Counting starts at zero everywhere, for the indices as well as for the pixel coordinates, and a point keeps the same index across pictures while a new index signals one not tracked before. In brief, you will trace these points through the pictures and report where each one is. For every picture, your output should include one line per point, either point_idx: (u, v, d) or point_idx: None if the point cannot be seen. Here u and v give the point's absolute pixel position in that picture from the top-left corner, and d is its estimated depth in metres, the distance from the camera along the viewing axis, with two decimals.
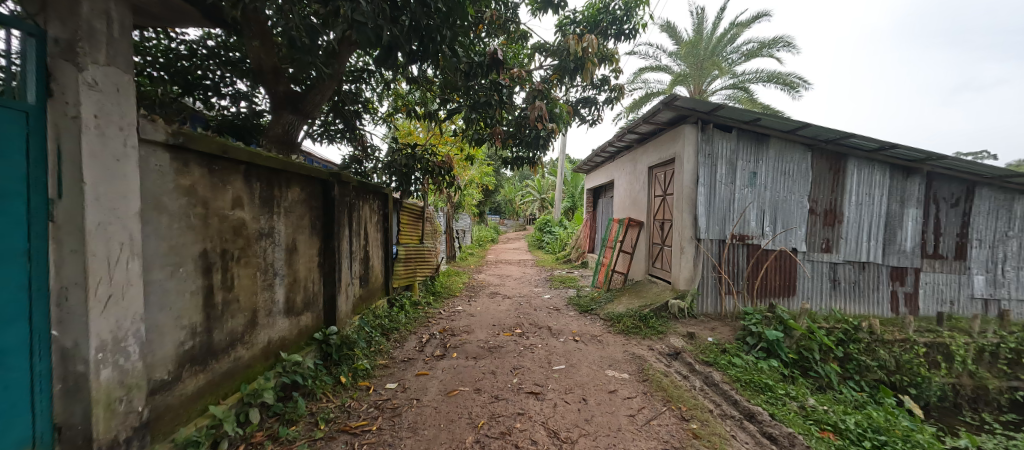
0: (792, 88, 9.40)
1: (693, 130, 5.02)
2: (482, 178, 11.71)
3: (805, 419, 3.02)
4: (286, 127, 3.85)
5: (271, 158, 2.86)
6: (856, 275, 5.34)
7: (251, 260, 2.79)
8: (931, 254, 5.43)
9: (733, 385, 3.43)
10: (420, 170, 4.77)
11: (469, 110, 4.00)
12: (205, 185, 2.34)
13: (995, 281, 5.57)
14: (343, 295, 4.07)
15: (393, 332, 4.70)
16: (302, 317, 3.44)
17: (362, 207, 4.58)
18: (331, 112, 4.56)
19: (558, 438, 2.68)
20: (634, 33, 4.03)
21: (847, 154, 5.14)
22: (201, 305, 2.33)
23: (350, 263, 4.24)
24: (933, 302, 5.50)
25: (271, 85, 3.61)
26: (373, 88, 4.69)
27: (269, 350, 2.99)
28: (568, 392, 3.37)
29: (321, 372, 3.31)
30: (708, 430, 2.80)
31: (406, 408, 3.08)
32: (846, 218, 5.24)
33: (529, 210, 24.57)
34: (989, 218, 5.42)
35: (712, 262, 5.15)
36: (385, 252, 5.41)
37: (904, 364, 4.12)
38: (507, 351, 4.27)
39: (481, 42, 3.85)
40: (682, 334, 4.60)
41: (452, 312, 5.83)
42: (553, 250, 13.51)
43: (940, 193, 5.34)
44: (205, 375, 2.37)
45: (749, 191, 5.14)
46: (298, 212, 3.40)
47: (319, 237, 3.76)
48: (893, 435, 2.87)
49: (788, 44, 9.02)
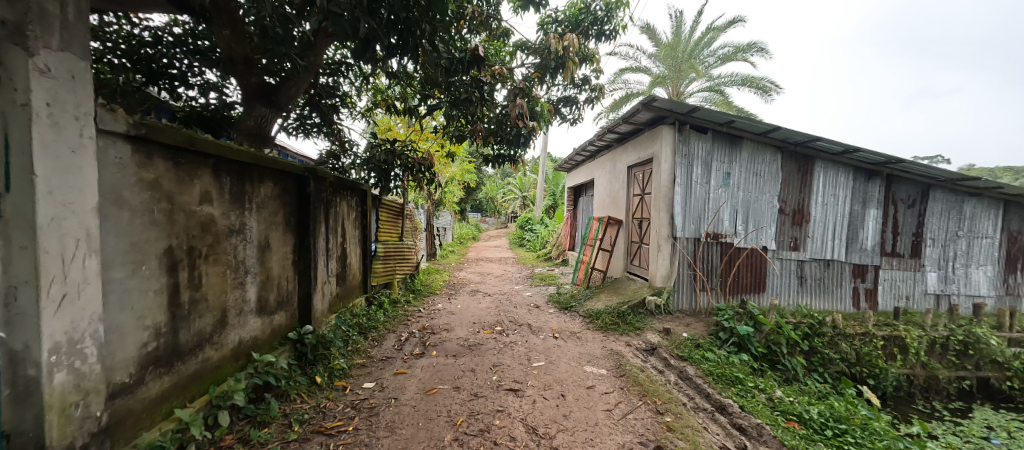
0: (765, 92, 9.74)
1: (670, 130, 5.15)
2: (463, 175, 11.59)
3: (773, 410, 3.16)
4: (259, 120, 3.74)
5: (243, 153, 2.77)
6: (822, 272, 5.59)
7: (221, 258, 2.69)
8: (890, 253, 5.73)
9: (706, 379, 3.56)
10: (400, 166, 4.70)
11: (450, 107, 3.94)
12: (170, 179, 2.24)
13: (947, 278, 5.92)
14: (319, 294, 3.98)
15: (371, 331, 4.61)
16: (275, 317, 3.35)
17: (339, 204, 4.46)
18: (308, 105, 4.45)
19: (537, 434, 2.70)
20: (614, 34, 4.05)
21: (814, 157, 5.36)
22: (165, 305, 2.23)
23: (326, 261, 4.14)
24: (891, 297, 5.82)
25: (243, 76, 3.47)
26: (352, 82, 4.55)
27: (240, 351, 2.90)
28: (548, 388, 3.40)
29: (295, 372, 3.22)
30: (681, 423, 2.88)
31: (384, 408, 3.04)
32: (813, 218, 5.46)
33: (512, 208, 24.61)
34: (942, 218, 5.76)
35: (687, 260, 5.29)
36: (364, 250, 5.31)
37: (864, 356, 4.31)
38: (488, 349, 4.26)
39: (462, 37, 3.81)
40: (658, 330, 4.72)
41: (432, 310, 5.79)
42: (534, 247, 13.52)
43: (898, 195, 5.65)
44: (170, 377, 2.28)
45: (723, 191, 5.29)
46: (271, 208, 3.29)
47: (294, 234, 3.65)
48: (853, 423, 3.03)
49: (761, 50, 9.33)
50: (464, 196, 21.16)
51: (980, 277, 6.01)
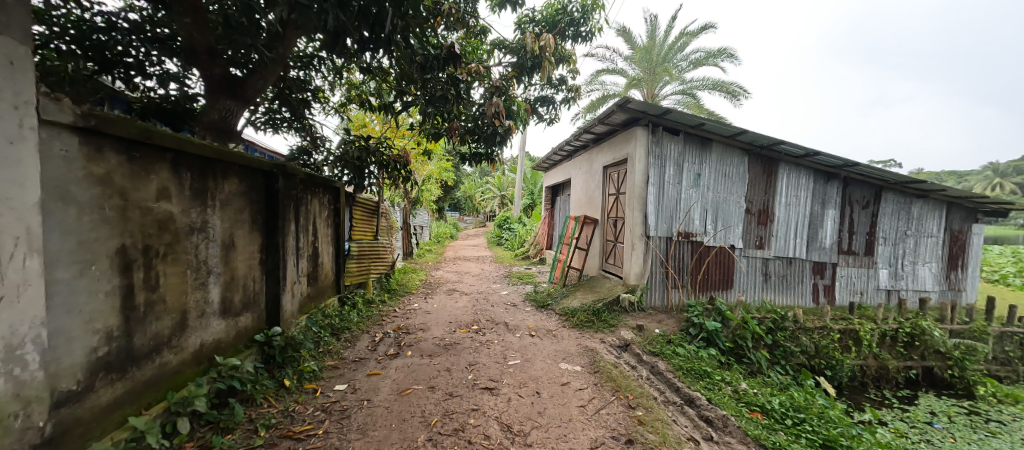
0: (734, 97, 10.12)
1: (644, 132, 5.26)
2: (441, 173, 11.48)
3: (738, 401, 3.29)
4: (223, 113, 3.60)
5: (205, 147, 2.64)
6: (785, 270, 5.86)
7: (181, 257, 2.56)
8: (846, 251, 6.07)
9: (676, 373, 3.67)
10: (375, 163, 4.58)
11: (426, 104, 3.89)
12: (124, 174, 2.12)
13: (897, 274, 6.32)
14: (289, 294, 3.85)
15: (344, 331, 4.51)
16: (241, 319, 3.21)
17: (310, 201, 4.33)
18: (277, 99, 4.28)
19: (511, 431, 2.72)
20: (591, 36, 4.10)
21: (778, 159, 5.60)
22: (119, 307, 2.10)
23: (296, 261, 4.02)
24: (847, 293, 6.16)
25: (205, 66, 3.30)
26: (324, 76, 4.42)
27: (201, 355, 2.76)
28: (523, 386, 3.42)
29: (262, 375, 3.10)
30: (652, 416, 2.95)
31: (356, 410, 2.97)
32: (777, 217, 5.71)
33: (490, 206, 24.57)
34: (893, 218, 6.14)
35: (660, 258, 5.43)
36: (337, 249, 5.17)
37: (822, 349, 4.55)
38: (464, 348, 4.24)
39: (438, 34, 3.76)
40: (631, 327, 4.83)
41: (407, 309, 5.71)
42: (512, 246, 13.55)
43: (854, 196, 5.99)
44: (124, 383, 2.15)
45: (694, 191, 5.46)
46: (236, 205, 3.15)
47: (262, 233, 3.51)
48: (811, 413, 3.19)
49: (731, 56, 9.68)
50: (442, 195, 20.94)
51: (926, 273, 6.44)
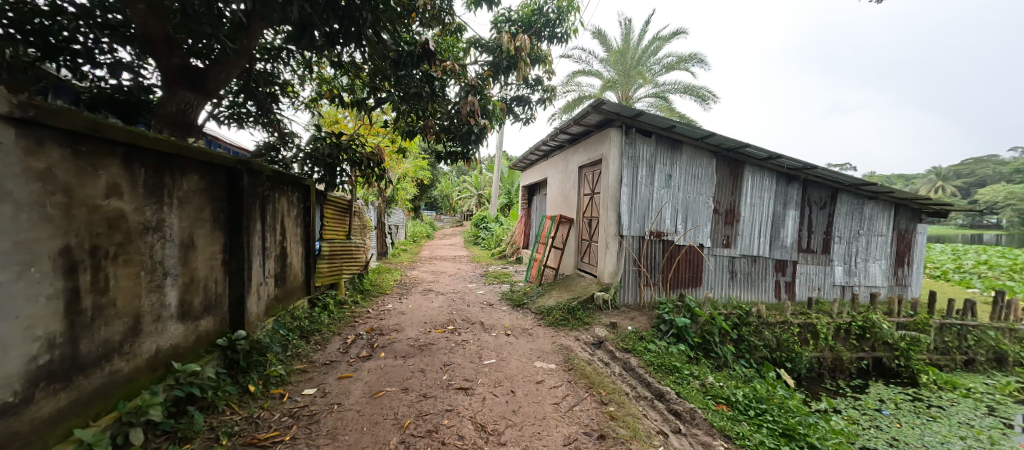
0: (704, 101, 10.48)
1: (618, 133, 5.37)
2: (416, 172, 11.32)
3: (705, 394, 3.42)
4: (182, 106, 3.42)
5: (161, 141, 2.49)
6: (749, 267, 6.12)
7: (133, 259, 2.41)
8: (805, 249, 6.41)
9: (647, 369, 3.78)
10: (347, 161, 4.46)
11: (400, 102, 3.84)
12: (67, 169, 1.97)
13: (851, 271, 6.72)
14: (254, 296, 3.70)
15: (314, 334, 4.38)
16: (201, 322, 3.05)
17: (278, 199, 4.17)
18: (242, 92, 4.10)
19: (485, 431, 2.72)
20: (566, 37, 4.14)
21: (744, 162, 5.85)
22: (62, 312, 1.96)
23: (262, 261, 3.86)
24: (806, 288, 6.50)
25: (163, 56, 3.10)
26: (293, 70, 4.28)
27: (157, 361, 2.61)
28: (498, 385, 3.42)
29: (225, 381, 2.96)
30: (623, 411, 3.02)
31: (326, 414, 2.89)
32: (743, 217, 5.96)
33: (467, 206, 24.47)
34: (847, 218, 6.53)
35: (633, 257, 5.56)
36: (307, 249, 5.00)
37: (783, 342, 4.78)
38: (439, 348, 4.20)
39: (411, 30, 3.70)
40: (605, 324, 4.92)
41: (381, 310, 5.61)
42: (489, 246, 13.53)
43: (813, 198, 6.33)
44: (68, 393, 2.00)
45: (666, 191, 5.62)
46: (195, 204, 3.00)
47: (224, 232, 3.36)
48: (771, 403, 3.36)
49: (701, 61, 10.02)
50: (418, 194, 20.65)
51: (876, 270, 6.88)
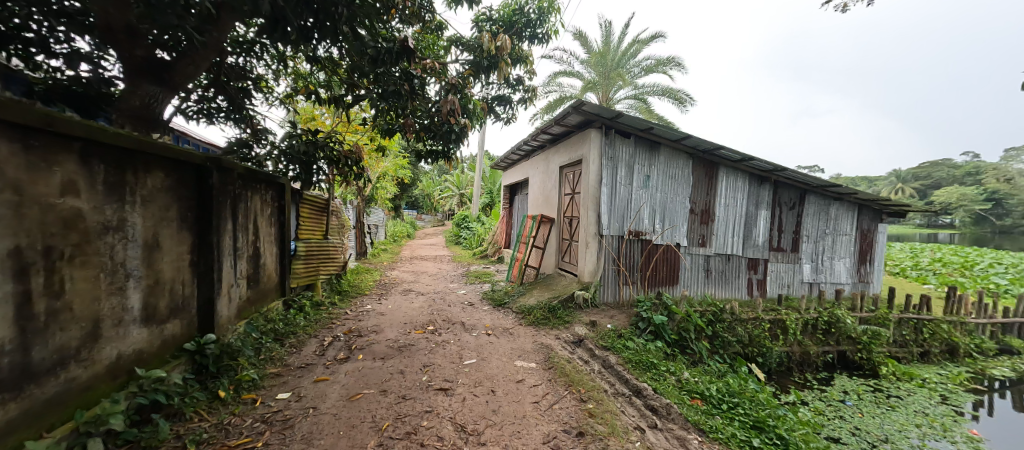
0: (681, 103, 10.74)
1: (598, 134, 5.44)
2: (396, 171, 11.15)
3: (681, 390, 3.51)
4: (147, 100, 3.26)
5: (124, 136, 2.38)
6: (723, 265, 6.31)
7: (92, 260, 2.29)
8: (776, 248, 6.66)
9: (626, 366, 3.85)
10: (324, 159, 4.37)
11: (378, 100, 3.78)
12: (18, 165, 1.85)
13: (818, 268, 7.03)
14: (224, 298, 3.57)
15: (289, 337, 4.26)
16: (167, 326, 2.92)
17: (250, 198, 4.03)
18: (212, 86, 3.95)
19: (464, 431, 2.71)
20: (547, 38, 4.17)
21: (718, 163, 6.03)
22: (12, 317, 1.84)
23: (234, 262, 3.73)
24: (777, 286, 6.76)
25: (125, 48, 2.95)
26: (267, 64, 4.14)
27: (119, 367, 2.48)
28: (478, 385, 3.42)
29: (192, 387, 2.84)
30: (602, 408, 3.07)
31: (301, 419, 2.82)
32: (717, 217, 6.14)
33: (449, 205, 24.30)
34: (815, 218, 6.82)
35: (612, 256, 5.64)
36: (282, 249, 4.86)
37: (755, 338, 4.95)
38: (418, 349, 4.16)
39: (390, 27, 3.65)
40: (585, 322, 4.99)
41: (359, 311, 5.51)
42: (470, 245, 13.48)
43: (783, 198, 6.58)
44: (18, 404, 1.88)
45: (644, 191, 5.74)
46: (160, 202, 2.87)
47: (192, 232, 3.22)
48: (743, 396, 3.48)
49: (678, 65, 10.27)
50: (398, 193, 20.35)
51: (841, 268, 7.22)
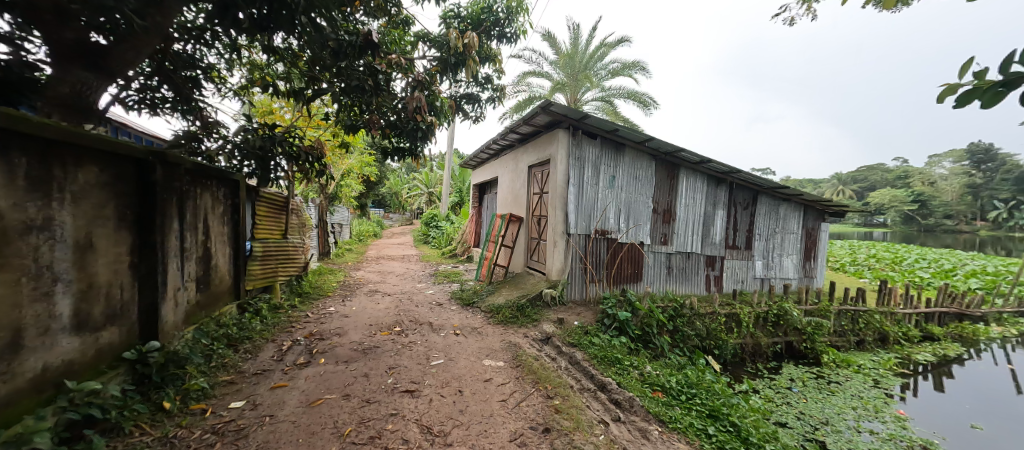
0: (646, 106, 11.12)
1: (565, 134, 5.53)
2: (361, 168, 10.83)
3: (643, 383, 3.65)
4: (79, 87, 2.97)
5: (51, 126, 2.16)
6: (683, 262, 6.61)
7: (10, 263, 2.06)
8: (731, 246, 7.05)
9: (591, 362, 3.96)
10: (283, 155, 4.18)
11: (340, 94, 3.65)
12: None
13: (769, 265, 7.50)
14: (170, 303, 3.33)
15: (243, 342, 4.04)
16: (102, 334, 2.68)
17: (199, 195, 3.79)
18: (156, 75, 3.66)
19: (431, 433, 2.68)
20: (515, 38, 4.18)
21: (679, 165, 6.29)
22: None
23: (181, 264, 3.49)
24: (732, 281, 7.16)
25: (51, 29, 2.66)
26: (219, 53, 3.90)
27: (45, 381, 2.25)
28: (445, 386, 3.39)
29: (132, 399, 2.63)
30: (568, 404, 3.12)
31: (256, 428, 2.68)
32: (678, 217, 6.41)
33: (417, 204, 23.89)
34: (766, 218, 7.27)
35: (579, 255, 5.76)
36: (237, 250, 4.60)
37: (712, 331, 5.23)
38: (384, 351, 4.06)
39: (354, 19, 3.53)
40: (553, 320, 5.07)
41: (321, 314, 5.32)
42: (439, 244, 13.34)
43: (737, 199, 6.97)
44: None
45: (610, 191, 5.89)
46: (94, 199, 2.63)
47: (132, 231, 2.98)
48: (700, 387, 3.67)
49: (643, 69, 10.61)
50: (364, 191, 19.76)
51: (789, 264, 7.75)
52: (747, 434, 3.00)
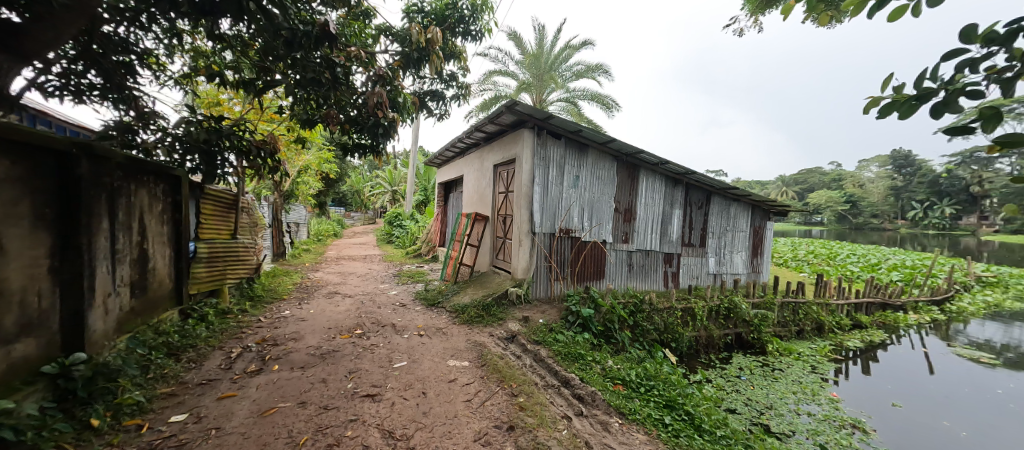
0: (609, 109, 11.43)
1: (530, 134, 5.58)
2: (320, 165, 10.35)
3: (605, 377, 3.78)
4: None
5: None
6: (643, 260, 6.89)
7: None
8: (687, 244, 7.43)
9: (555, 358, 4.04)
10: (231, 149, 3.90)
11: (295, 87, 3.47)
12: None
13: (721, 261, 7.98)
14: (98, 311, 3.02)
15: (186, 351, 3.76)
16: (15, 347, 2.39)
17: (134, 193, 3.48)
18: (80, 58, 3.30)
19: (392, 437, 2.63)
20: (481, 36, 4.16)
21: (639, 166, 6.54)
22: None
23: (112, 267, 3.18)
24: (688, 277, 7.55)
25: None
26: (156, 38, 3.58)
27: None
28: (408, 388, 3.34)
29: (53, 418, 2.37)
30: (532, 401, 3.17)
31: (200, 442, 2.51)
32: (638, 216, 6.66)
33: (382, 202, 23.20)
34: (718, 217, 7.73)
35: (544, 253, 5.85)
36: (179, 251, 4.26)
37: (670, 325, 5.49)
38: (343, 355, 3.93)
39: (309, 9, 3.37)
40: (518, 318, 5.12)
41: (275, 318, 5.05)
42: (404, 244, 13.04)
43: (693, 199, 7.35)
44: None
45: (574, 191, 6.02)
46: (5, 195, 2.34)
47: (52, 231, 2.68)
48: (658, 379, 3.84)
49: (606, 72, 10.90)
50: (324, 189, 18.93)
51: (739, 260, 8.28)
52: (700, 421, 3.17)
